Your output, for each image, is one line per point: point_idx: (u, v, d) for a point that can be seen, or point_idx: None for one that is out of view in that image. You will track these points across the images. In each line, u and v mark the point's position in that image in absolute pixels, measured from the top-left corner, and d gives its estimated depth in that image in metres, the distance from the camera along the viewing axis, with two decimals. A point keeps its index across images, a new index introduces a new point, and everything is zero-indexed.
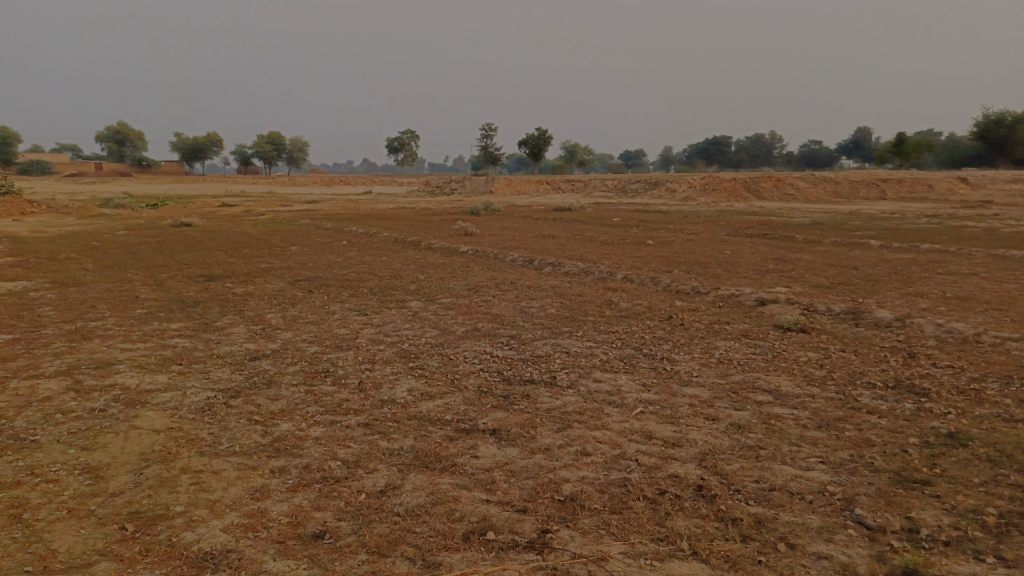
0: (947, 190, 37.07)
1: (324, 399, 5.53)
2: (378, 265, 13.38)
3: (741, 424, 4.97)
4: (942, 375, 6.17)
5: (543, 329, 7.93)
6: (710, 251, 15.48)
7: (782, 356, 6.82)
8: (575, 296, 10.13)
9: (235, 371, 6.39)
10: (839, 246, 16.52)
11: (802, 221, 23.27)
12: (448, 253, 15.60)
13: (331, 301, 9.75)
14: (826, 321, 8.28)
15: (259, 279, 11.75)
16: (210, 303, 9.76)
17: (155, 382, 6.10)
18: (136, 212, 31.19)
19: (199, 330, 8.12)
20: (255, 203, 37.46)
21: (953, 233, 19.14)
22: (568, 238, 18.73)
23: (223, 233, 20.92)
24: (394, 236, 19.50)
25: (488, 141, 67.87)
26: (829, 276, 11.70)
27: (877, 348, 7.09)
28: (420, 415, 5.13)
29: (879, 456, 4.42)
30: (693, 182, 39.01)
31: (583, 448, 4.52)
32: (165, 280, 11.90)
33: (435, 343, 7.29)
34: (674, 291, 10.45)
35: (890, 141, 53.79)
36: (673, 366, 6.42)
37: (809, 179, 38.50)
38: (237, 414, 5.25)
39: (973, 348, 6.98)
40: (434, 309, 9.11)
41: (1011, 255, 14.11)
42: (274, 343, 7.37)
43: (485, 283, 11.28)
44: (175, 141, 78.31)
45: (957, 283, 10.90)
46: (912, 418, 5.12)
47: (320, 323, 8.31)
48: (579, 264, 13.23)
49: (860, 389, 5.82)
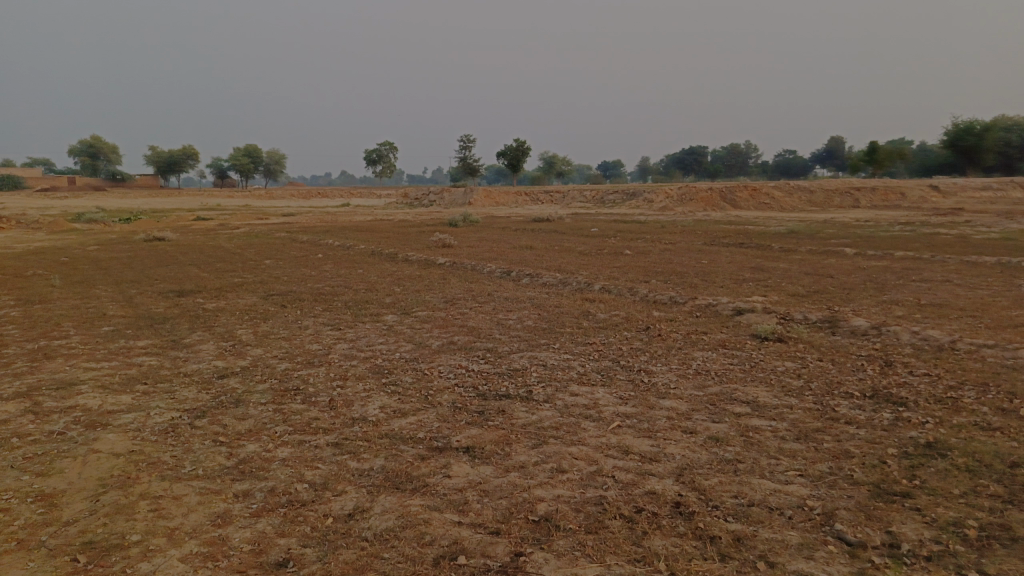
0: (919, 198, 37.72)
1: (293, 418, 5.37)
2: (353, 278, 13.21)
3: (719, 437, 4.89)
4: (918, 383, 6.14)
5: (519, 342, 7.81)
6: (687, 260, 15.52)
7: (760, 366, 6.76)
8: (553, 307, 10.04)
9: (202, 390, 6.21)
10: (814, 254, 16.64)
11: (777, 229, 23.48)
12: (425, 265, 15.47)
13: (304, 316, 9.57)
14: (803, 330, 8.25)
15: (231, 294, 11.54)
16: (179, 319, 9.53)
17: (118, 402, 5.90)
18: (107, 227, 30.66)
19: (166, 347, 7.90)
20: (231, 217, 37.05)
21: (925, 240, 19.40)
22: (546, 249, 18.67)
23: (196, 247, 20.59)
24: (371, 248, 19.32)
25: (466, 153, 67.93)
26: (804, 284, 11.74)
27: (854, 357, 7.06)
28: (392, 433, 4.99)
29: (859, 468, 4.35)
30: (670, 192, 39.28)
31: (559, 465, 4.41)
32: (134, 296, 11.61)
33: (409, 358, 7.15)
34: (651, 302, 10.40)
35: (863, 150, 54.72)
36: (650, 378, 6.33)
37: (785, 187, 38.92)
38: (202, 435, 5.08)
39: (948, 356, 6.97)
40: (409, 323, 8.96)
41: (984, 261, 14.26)
42: (244, 360, 7.19)
43: (462, 295, 11.16)
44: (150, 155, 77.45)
45: (932, 290, 10.97)
46: (890, 428, 5.07)
47: (292, 339, 8.13)
48: (557, 275, 13.16)
49: (838, 399, 5.76)
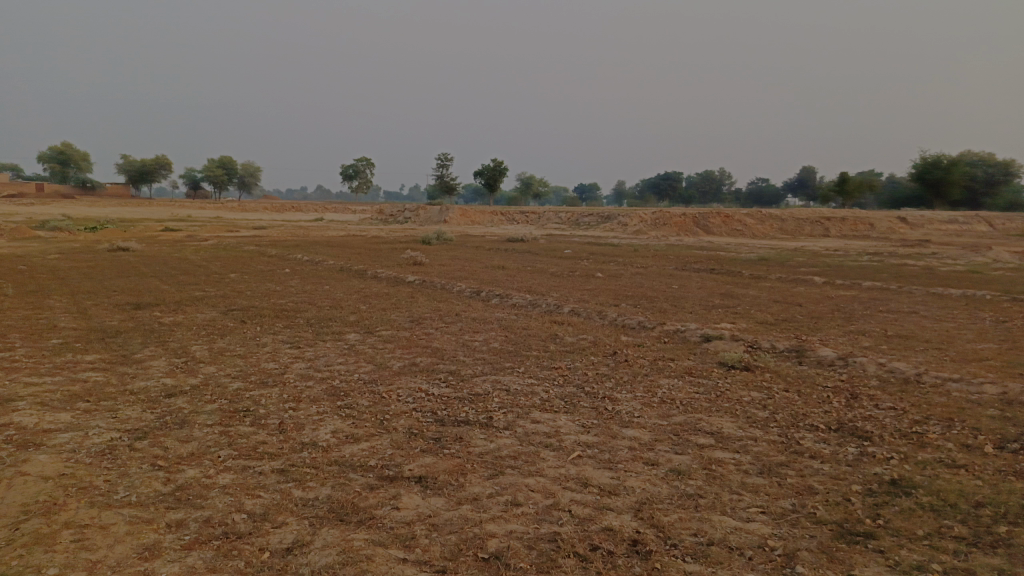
0: (886, 229, 38.36)
1: (238, 442, 5.12)
2: (319, 295, 12.93)
3: (681, 469, 4.75)
4: (884, 417, 6.06)
5: (483, 365, 7.63)
6: (658, 285, 15.47)
7: (726, 396, 6.64)
8: (520, 329, 9.87)
9: (147, 410, 5.92)
10: (783, 281, 16.71)
11: (748, 256, 23.63)
12: (394, 282, 15.24)
13: (263, 332, 9.29)
14: (770, 359, 8.17)
15: (190, 308, 11.21)
16: (133, 333, 9.18)
17: (56, 421, 5.59)
18: (72, 235, 29.95)
19: (115, 363, 7.57)
20: (201, 228, 36.46)
21: (893, 271, 19.62)
22: (518, 270, 18.55)
23: (162, 258, 20.18)
24: (340, 264, 19.08)
25: (442, 171, 67.90)
26: (773, 312, 11.72)
27: (820, 389, 6.98)
28: (342, 460, 4.77)
29: (822, 506, 4.23)
30: (644, 217, 39.49)
31: (514, 497, 4.22)
32: (88, 308, 11.22)
33: (368, 380, 6.92)
34: (620, 326, 10.28)
35: (833, 181, 55.70)
36: (614, 405, 6.18)
37: (756, 215, 39.34)
38: (139, 459, 4.81)
39: (914, 389, 6.92)
40: (372, 342, 8.73)
41: (950, 294, 14.42)
42: (195, 379, 6.91)
43: (429, 315, 10.97)
44: (122, 164, 76.35)
45: (898, 321, 10.99)
46: (855, 464, 4.97)
47: (249, 357, 7.87)
48: (526, 296, 13.02)
49: (803, 432, 5.66)
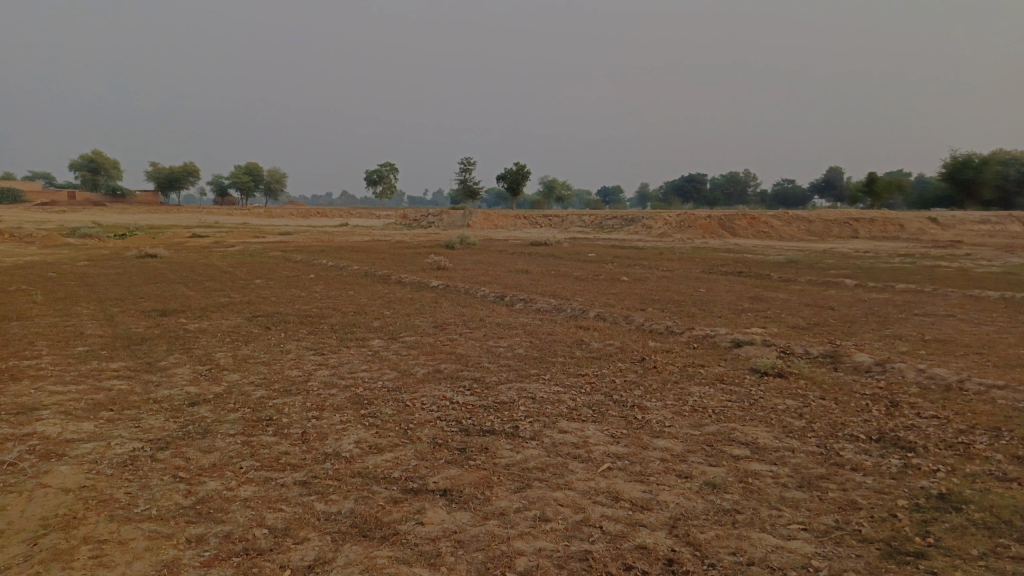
0: (917, 230, 37.68)
1: (261, 453, 5.03)
2: (343, 300, 12.89)
3: (716, 482, 4.56)
4: (927, 426, 5.81)
5: (509, 372, 7.47)
6: (685, 289, 15.24)
7: (759, 404, 6.42)
8: (545, 334, 9.72)
9: (169, 419, 5.86)
10: (813, 284, 16.37)
11: (776, 259, 23.29)
12: (418, 287, 15.17)
13: (287, 339, 9.24)
14: (803, 365, 7.93)
15: (215, 315, 11.20)
16: (158, 341, 9.16)
17: (79, 430, 5.54)
18: (101, 242, 30.33)
19: (140, 371, 7.54)
20: (227, 234, 36.84)
21: (926, 273, 19.18)
22: (542, 273, 18.42)
23: (188, 264, 20.35)
24: (364, 269, 19.08)
25: (466, 175, 68.09)
26: (804, 316, 11.44)
27: (857, 396, 6.72)
28: (366, 472, 4.65)
29: (867, 523, 4.02)
30: (668, 219, 39.17)
31: (542, 513, 4.06)
32: (115, 315, 11.25)
33: (392, 387, 6.80)
34: (648, 331, 10.07)
35: (861, 182, 54.94)
36: (644, 414, 6.00)
37: (783, 217, 38.80)
38: (161, 470, 4.73)
39: (956, 397, 6.64)
40: (395, 349, 8.63)
41: (987, 296, 14.01)
42: (218, 387, 6.83)
43: (452, 320, 10.86)
44: (152, 171, 77.55)
45: (935, 325, 10.67)
46: (899, 477, 4.74)
47: (272, 364, 7.79)
48: (551, 301, 12.87)
49: (843, 442, 5.43)
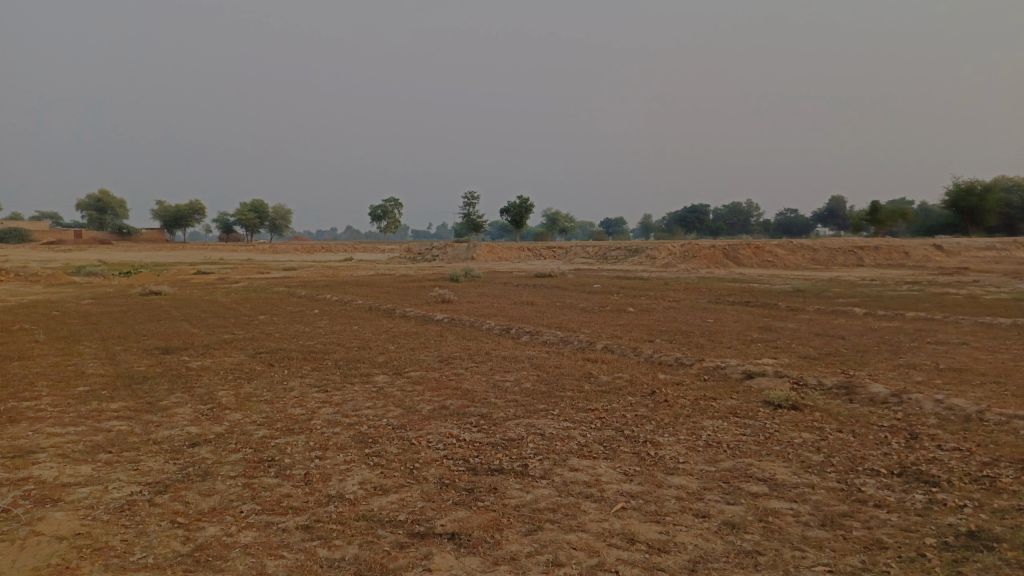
0: (922, 257, 37.53)
1: (262, 495, 4.88)
2: (348, 335, 12.76)
3: (734, 522, 4.38)
4: (950, 460, 5.61)
5: (516, 407, 7.30)
6: (692, 319, 15.09)
7: (775, 438, 6.24)
8: (553, 367, 9.56)
9: (169, 461, 5.70)
10: (822, 313, 16.19)
11: (782, 288, 23.14)
12: (423, 321, 15.05)
13: (291, 376, 9.10)
14: (818, 397, 7.75)
15: (218, 352, 11.08)
16: (159, 379, 9.02)
17: (76, 474, 5.39)
18: (106, 280, 30.33)
19: (140, 411, 7.40)
20: (233, 270, 36.93)
21: (935, 300, 18.98)
22: (548, 305, 18.30)
23: (193, 301, 20.27)
24: (368, 303, 18.97)
25: (469, 208, 68.37)
26: (815, 346, 11.26)
27: (875, 429, 6.53)
28: (370, 515, 4.48)
29: (895, 564, 3.83)
30: (673, 249, 39.11)
31: (555, 557, 3.89)
32: (117, 354, 11.12)
33: (397, 425, 6.64)
34: (657, 363, 9.91)
35: (865, 211, 54.90)
36: (657, 450, 5.82)
37: (788, 246, 38.73)
38: (158, 516, 4.58)
39: (977, 428, 6.45)
40: (400, 385, 8.47)
41: (999, 323, 13.79)
42: (219, 427, 6.68)
43: (458, 354, 10.71)
44: (158, 210, 78.10)
45: (949, 354, 10.47)
46: (925, 513, 4.56)
47: (275, 402, 7.64)
48: (558, 333, 12.72)
49: (864, 477, 5.25)
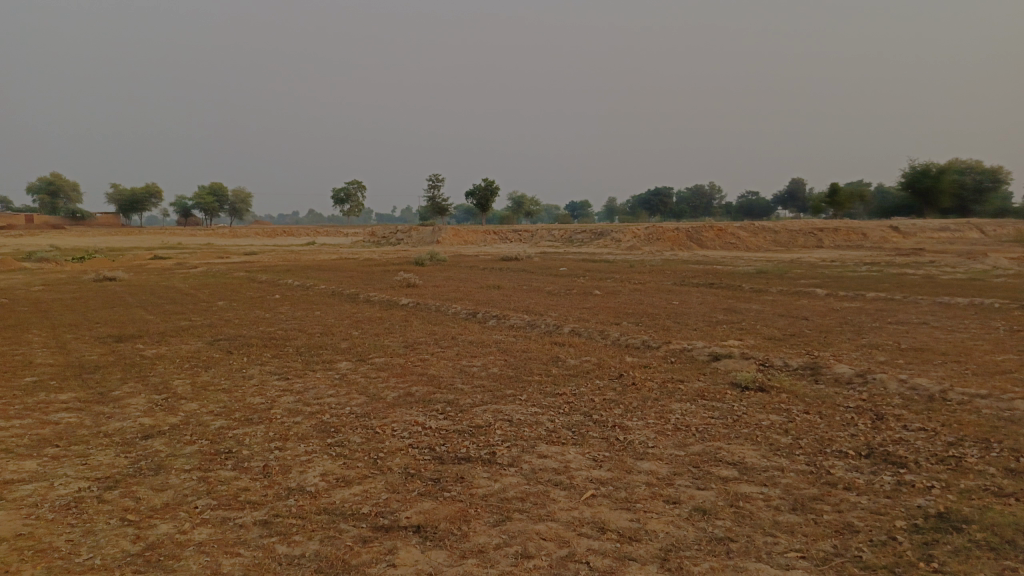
0: (880, 239, 38.24)
1: (218, 490, 4.68)
2: (310, 321, 12.47)
3: (706, 508, 4.31)
4: (916, 440, 5.63)
5: (483, 393, 7.16)
6: (658, 301, 15.09)
7: (743, 421, 6.20)
8: (520, 352, 9.43)
9: (120, 454, 5.45)
10: (786, 294, 16.33)
11: (746, 269, 23.35)
12: (388, 306, 14.81)
13: (250, 364, 8.82)
14: (784, 378, 7.76)
15: (175, 340, 10.72)
16: (112, 369, 8.67)
17: (20, 470, 5.12)
18: (58, 266, 29.36)
19: (91, 402, 7.09)
20: (191, 255, 36.09)
21: (895, 281, 19.29)
22: (514, 288, 18.18)
23: (149, 288, 19.67)
24: (331, 288, 18.62)
25: (434, 192, 67.80)
26: (780, 327, 11.32)
27: (842, 410, 6.54)
28: (332, 508, 4.32)
29: (867, 548, 3.79)
30: (638, 232, 39.22)
31: (524, 549, 3.77)
32: (68, 343, 10.69)
33: (361, 413, 6.46)
34: (624, 346, 9.85)
35: (824, 193, 55.81)
36: (626, 435, 5.74)
37: (750, 227, 39.13)
38: (108, 513, 4.35)
39: (941, 407, 6.50)
40: (364, 371, 8.27)
41: (957, 303, 14.05)
42: (174, 418, 6.42)
43: (423, 339, 10.52)
44: (114, 193, 76.01)
45: (910, 334, 10.60)
46: (893, 495, 4.55)
47: (234, 391, 7.39)
48: (524, 317, 12.59)
49: (832, 459, 5.24)
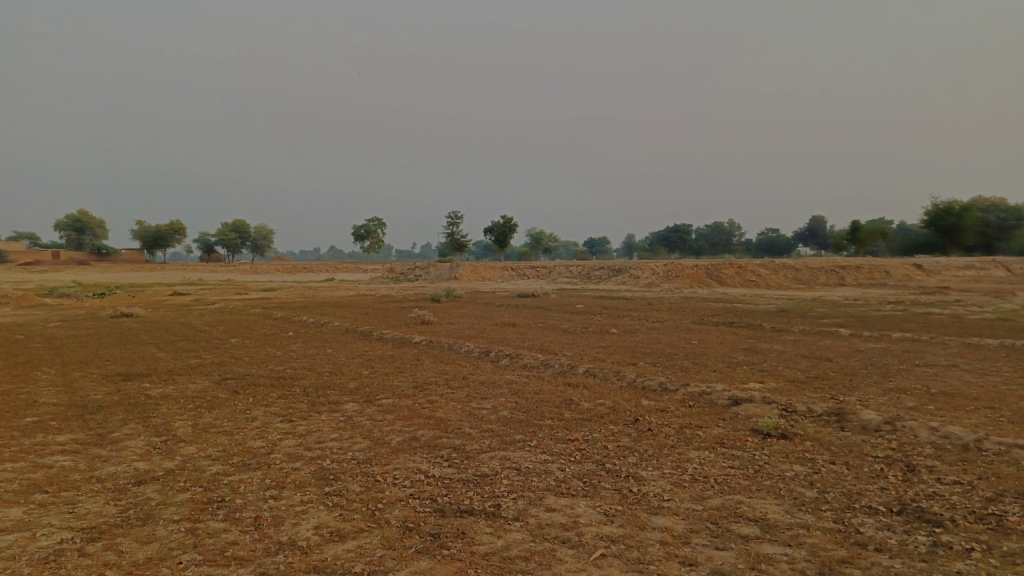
0: (903, 277, 37.66)
1: (205, 543, 4.41)
2: (320, 360, 12.26)
3: (725, 571, 3.98)
4: (952, 495, 5.26)
5: (492, 438, 6.86)
6: (676, 341, 14.75)
7: (765, 472, 5.85)
8: (532, 394, 9.12)
9: (110, 502, 5.22)
10: (808, 334, 15.92)
11: (766, 308, 22.95)
12: (401, 344, 14.59)
13: (255, 405, 8.60)
14: (808, 425, 7.40)
15: (182, 379, 10.55)
16: (114, 410, 8.47)
17: (4, 518, 4.89)
18: (78, 302, 29.54)
19: (88, 444, 6.88)
20: (210, 292, 36.20)
21: (920, 320, 18.82)
22: (529, 326, 17.92)
23: (164, 324, 19.63)
24: (345, 325, 18.48)
25: (453, 228, 68.14)
26: (802, 369, 10.94)
27: (870, 461, 6.17)
28: (323, 566, 4.04)
29: None
30: (656, 269, 38.92)
31: None
32: (76, 382, 10.53)
33: (362, 459, 6.19)
34: (640, 388, 9.52)
35: (845, 230, 55.30)
36: (640, 487, 5.41)
37: (770, 265, 38.69)
38: (87, 568, 4.10)
39: (976, 459, 6.12)
40: (370, 414, 8.00)
41: (987, 344, 13.58)
42: (170, 463, 6.19)
43: (434, 379, 10.26)
44: (138, 230, 77.14)
45: (939, 377, 10.16)
46: (930, 559, 4.18)
47: (234, 434, 7.15)
48: (538, 356, 12.30)
49: (862, 517, 4.87)
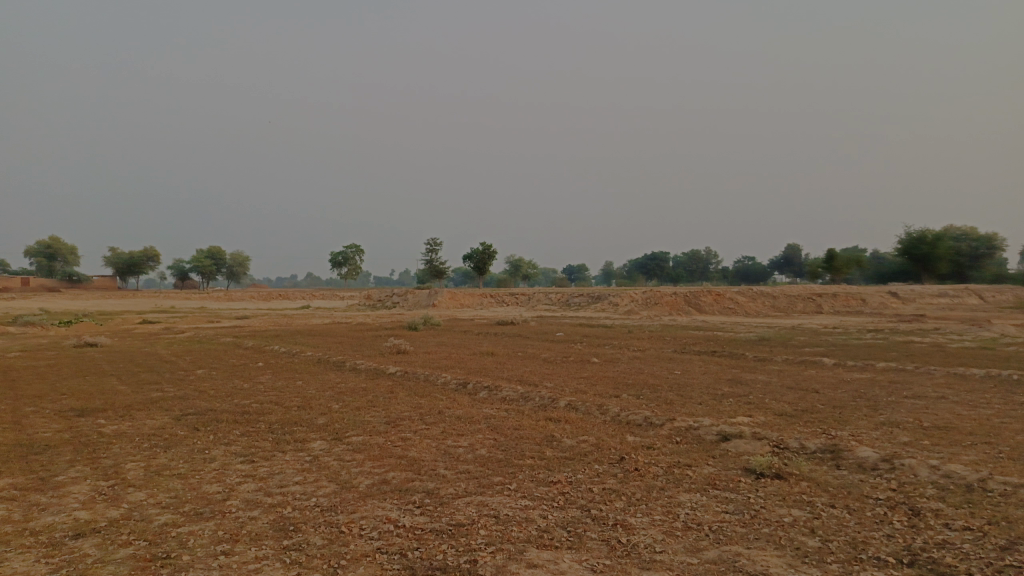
0: (880, 304, 37.82)
1: None
2: (289, 393, 11.70)
3: None
4: (963, 543, 4.88)
5: (468, 481, 6.39)
6: (659, 371, 14.38)
7: (762, 517, 5.45)
8: (511, 430, 8.64)
9: (39, 561, 4.66)
10: (791, 364, 15.62)
11: (747, 335, 22.72)
12: (374, 375, 14.04)
13: (215, 444, 8.04)
14: (802, 463, 7.01)
15: (141, 415, 9.92)
16: (61, 450, 7.86)
17: None
18: (44, 331, 28.61)
19: (26, 491, 6.29)
20: (181, 318, 35.53)
21: (902, 349, 18.66)
22: (508, 356, 17.47)
23: (129, 354, 18.90)
24: (318, 355, 17.89)
25: (431, 256, 67.70)
26: (789, 402, 10.58)
27: (871, 504, 5.80)
28: None
29: None
30: (635, 296, 38.69)
31: None
32: (25, 418, 9.87)
33: (327, 506, 5.69)
34: (625, 423, 9.10)
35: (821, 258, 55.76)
36: (629, 537, 4.98)
37: (749, 293, 38.62)
38: None
39: (982, 501, 5.76)
40: (338, 453, 7.49)
41: (972, 374, 13.37)
42: (115, 511, 5.65)
43: (408, 414, 9.73)
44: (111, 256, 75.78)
45: (931, 410, 9.84)
46: None
47: (189, 477, 6.61)
48: (517, 388, 11.85)
49: (871, 570, 4.47)
